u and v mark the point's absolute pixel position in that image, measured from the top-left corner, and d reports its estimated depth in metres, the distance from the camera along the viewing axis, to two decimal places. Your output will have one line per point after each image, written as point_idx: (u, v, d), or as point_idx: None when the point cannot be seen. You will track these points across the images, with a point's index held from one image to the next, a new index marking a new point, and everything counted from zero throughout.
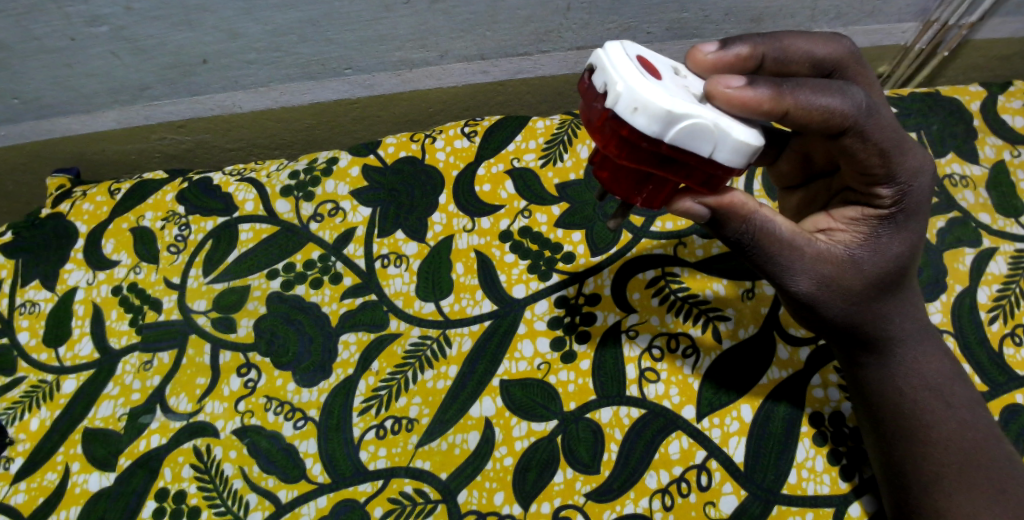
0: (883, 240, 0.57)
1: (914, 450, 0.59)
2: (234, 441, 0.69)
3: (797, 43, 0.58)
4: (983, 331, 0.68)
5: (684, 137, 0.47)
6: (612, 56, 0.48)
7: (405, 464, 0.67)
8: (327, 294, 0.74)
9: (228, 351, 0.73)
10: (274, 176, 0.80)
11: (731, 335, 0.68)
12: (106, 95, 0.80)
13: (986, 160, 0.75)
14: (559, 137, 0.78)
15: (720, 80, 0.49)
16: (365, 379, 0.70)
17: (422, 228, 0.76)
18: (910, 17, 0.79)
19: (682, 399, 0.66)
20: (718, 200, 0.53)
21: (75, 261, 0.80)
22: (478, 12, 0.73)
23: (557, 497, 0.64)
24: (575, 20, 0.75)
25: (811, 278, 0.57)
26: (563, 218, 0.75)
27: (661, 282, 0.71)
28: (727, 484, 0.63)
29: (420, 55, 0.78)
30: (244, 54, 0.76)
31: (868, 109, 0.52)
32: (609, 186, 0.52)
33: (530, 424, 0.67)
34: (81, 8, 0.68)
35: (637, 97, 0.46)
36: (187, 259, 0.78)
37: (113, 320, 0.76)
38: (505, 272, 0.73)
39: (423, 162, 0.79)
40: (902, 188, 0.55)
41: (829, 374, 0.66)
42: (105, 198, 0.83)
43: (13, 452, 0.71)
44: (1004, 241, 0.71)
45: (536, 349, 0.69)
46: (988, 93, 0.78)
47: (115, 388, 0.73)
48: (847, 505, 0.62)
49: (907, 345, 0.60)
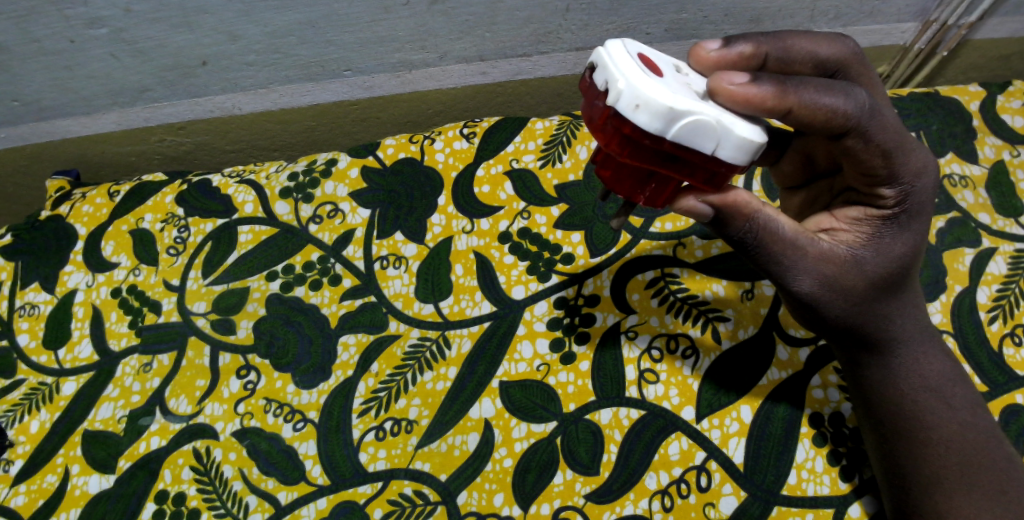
0: (886, 240, 0.57)
1: (915, 452, 0.59)
2: (234, 442, 0.69)
3: (800, 43, 0.58)
4: (983, 331, 0.68)
5: (687, 133, 0.46)
6: (613, 54, 0.48)
7: (405, 466, 0.66)
8: (327, 296, 0.74)
9: (228, 353, 0.73)
10: (274, 177, 0.80)
11: (731, 335, 0.68)
12: (106, 97, 0.80)
13: (986, 160, 0.75)
14: (559, 138, 0.78)
15: (723, 76, 0.49)
16: (365, 380, 0.70)
17: (422, 229, 0.76)
18: (910, 17, 0.79)
19: (682, 399, 0.66)
20: (721, 199, 0.54)
21: (75, 263, 0.80)
22: (477, 13, 0.73)
23: (557, 498, 0.64)
24: (575, 21, 0.75)
25: (814, 278, 0.57)
26: (563, 219, 0.75)
27: (661, 282, 0.71)
28: (727, 484, 0.63)
29: (420, 56, 0.78)
30: (243, 56, 0.76)
31: (871, 109, 0.52)
32: (612, 185, 0.52)
33: (530, 425, 0.67)
34: (81, 10, 0.68)
35: (639, 94, 0.46)
36: (187, 261, 0.78)
37: (113, 322, 0.76)
38: (505, 272, 0.73)
39: (423, 163, 0.79)
40: (905, 188, 0.55)
41: (829, 374, 0.66)
42: (105, 200, 0.83)
43: (13, 455, 0.71)
44: (1004, 241, 0.71)
45: (536, 350, 0.69)
46: (988, 93, 0.78)
47: (115, 390, 0.73)
48: (847, 505, 0.62)
49: (909, 345, 0.60)
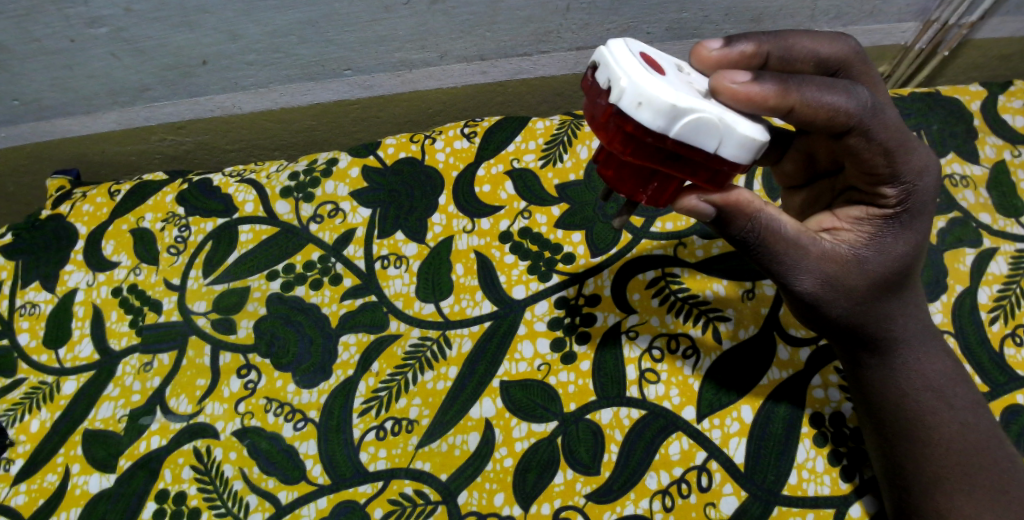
0: (888, 240, 0.57)
1: (916, 452, 0.59)
2: (234, 442, 0.69)
3: (802, 42, 0.58)
4: (984, 332, 0.67)
5: (690, 131, 0.46)
6: (616, 52, 0.48)
7: (405, 465, 0.66)
8: (327, 295, 0.74)
9: (228, 353, 0.73)
10: (274, 176, 0.80)
11: (731, 335, 0.68)
12: (106, 97, 0.80)
13: (986, 160, 0.75)
14: (559, 138, 0.78)
15: (725, 75, 0.49)
16: (365, 379, 0.70)
17: (422, 228, 0.76)
18: (910, 17, 0.79)
19: (682, 399, 0.66)
20: (723, 198, 0.53)
21: (75, 262, 0.80)
22: (478, 12, 0.73)
23: (557, 498, 0.64)
24: (575, 20, 0.75)
25: (816, 277, 0.56)
26: (563, 218, 0.75)
27: (661, 282, 0.71)
28: (727, 484, 0.63)
29: (420, 55, 0.78)
30: (244, 55, 0.76)
31: (873, 108, 0.51)
32: (614, 184, 0.52)
33: (530, 425, 0.67)
34: (80, 10, 0.68)
35: (642, 91, 0.46)
36: (187, 260, 0.78)
37: (113, 321, 0.76)
38: (505, 272, 0.73)
39: (424, 162, 0.79)
40: (907, 188, 0.55)
41: (829, 374, 0.66)
42: (105, 199, 0.83)
43: (13, 454, 0.71)
44: (1004, 241, 0.71)
45: (536, 349, 0.69)
46: (989, 93, 0.78)
47: (116, 389, 0.73)
48: (847, 505, 0.62)
49: (910, 345, 0.60)
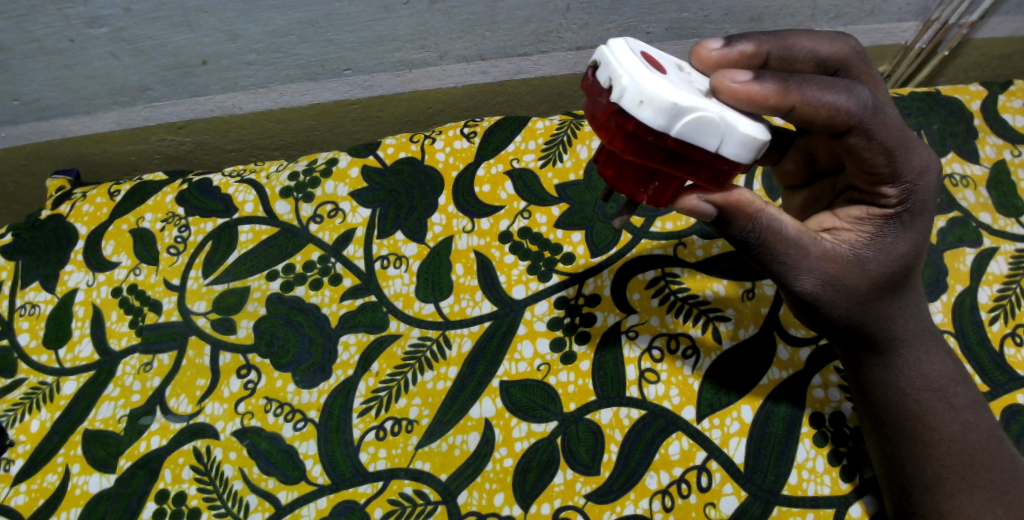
0: (888, 240, 0.57)
1: (916, 452, 0.59)
2: (234, 442, 0.69)
3: (802, 42, 0.58)
4: (984, 331, 0.67)
5: (691, 130, 0.46)
6: (617, 52, 0.48)
7: (405, 465, 0.66)
8: (327, 295, 0.74)
9: (228, 352, 0.73)
10: (274, 176, 0.80)
11: (731, 335, 0.68)
12: (106, 96, 0.80)
13: (986, 160, 0.75)
14: (559, 138, 0.78)
15: (725, 75, 0.49)
16: (365, 380, 0.70)
17: (422, 228, 0.76)
18: (910, 16, 0.79)
19: (682, 399, 0.66)
20: (724, 198, 0.53)
21: (75, 262, 0.80)
22: (478, 12, 0.73)
23: (557, 498, 0.64)
24: (575, 20, 0.75)
25: (817, 277, 0.56)
26: (563, 218, 0.75)
27: (661, 282, 0.71)
28: (727, 484, 0.63)
29: (420, 55, 0.78)
30: (244, 55, 0.76)
31: (874, 107, 0.51)
32: (615, 184, 0.52)
33: (530, 425, 0.67)
34: (81, 9, 0.68)
35: (643, 90, 0.46)
36: (187, 260, 0.78)
37: (113, 321, 0.76)
38: (505, 272, 0.73)
39: (423, 162, 0.79)
40: (907, 187, 0.55)
41: (829, 374, 0.66)
42: (105, 200, 0.83)
43: (13, 454, 0.71)
44: (1004, 240, 0.71)
45: (536, 349, 0.69)
46: (989, 93, 0.78)
47: (116, 389, 0.73)
48: (847, 505, 0.62)
49: (911, 345, 0.60)
